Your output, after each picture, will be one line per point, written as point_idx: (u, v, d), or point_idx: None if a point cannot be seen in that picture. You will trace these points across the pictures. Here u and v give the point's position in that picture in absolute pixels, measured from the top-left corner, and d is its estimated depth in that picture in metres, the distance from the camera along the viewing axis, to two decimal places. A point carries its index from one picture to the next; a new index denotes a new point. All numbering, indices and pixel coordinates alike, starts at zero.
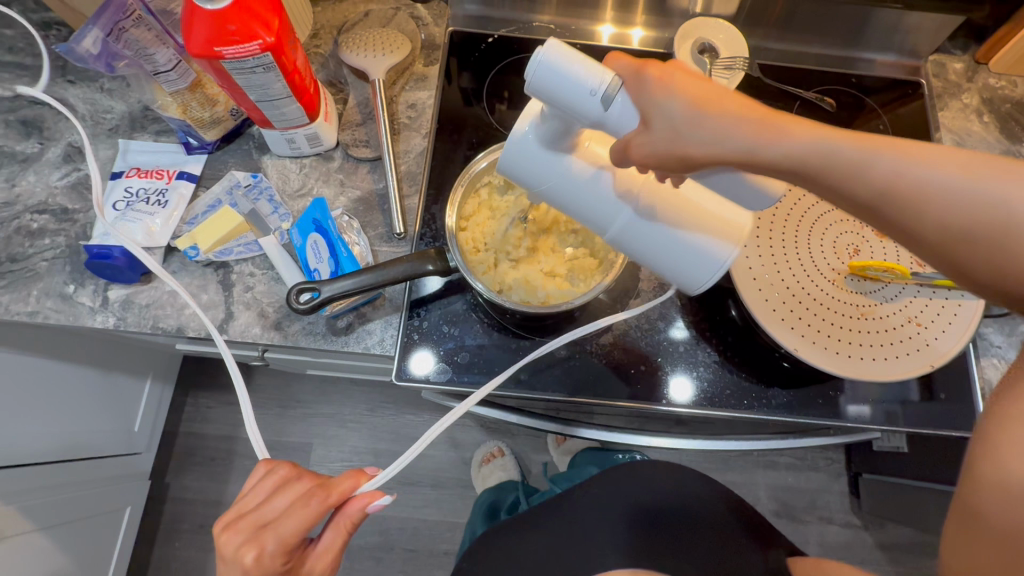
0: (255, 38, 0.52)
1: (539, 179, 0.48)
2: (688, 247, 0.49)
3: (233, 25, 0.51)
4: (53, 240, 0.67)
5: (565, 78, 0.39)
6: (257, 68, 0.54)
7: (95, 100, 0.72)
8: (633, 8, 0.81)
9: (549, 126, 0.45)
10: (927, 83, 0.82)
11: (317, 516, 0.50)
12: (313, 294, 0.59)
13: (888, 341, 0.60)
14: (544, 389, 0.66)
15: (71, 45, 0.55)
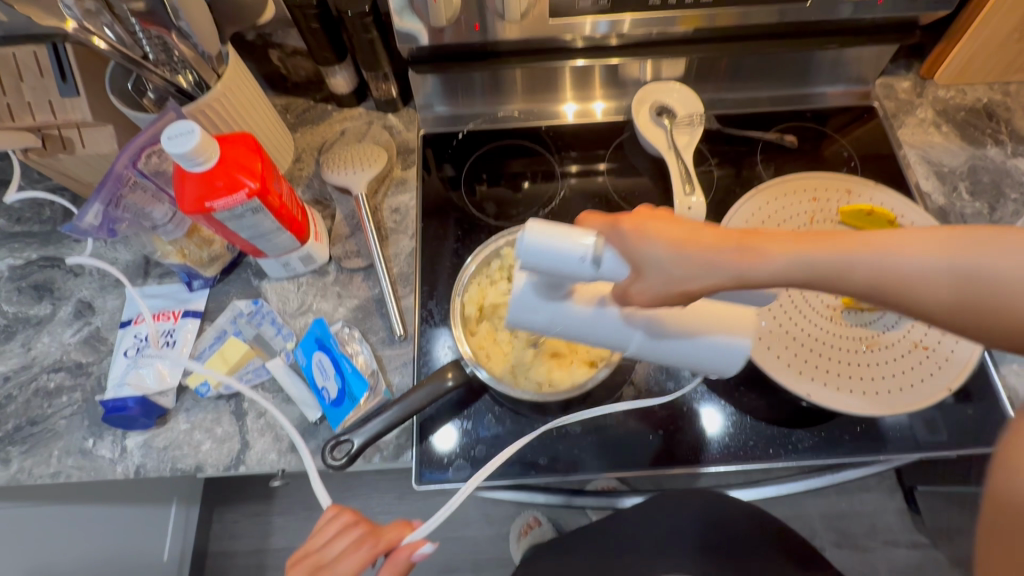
0: (241, 188, 0.56)
1: (549, 324, 0.50)
2: (708, 348, 0.50)
3: (220, 181, 0.55)
4: (70, 396, 0.69)
5: (553, 255, 0.41)
6: (246, 213, 0.58)
7: (101, 255, 0.77)
8: (591, 83, 0.85)
9: (547, 284, 0.47)
10: (880, 105, 0.85)
11: (363, 562, 0.52)
12: (349, 444, 0.59)
13: (899, 371, 0.60)
14: (569, 470, 0.64)
15: (75, 223, 0.58)
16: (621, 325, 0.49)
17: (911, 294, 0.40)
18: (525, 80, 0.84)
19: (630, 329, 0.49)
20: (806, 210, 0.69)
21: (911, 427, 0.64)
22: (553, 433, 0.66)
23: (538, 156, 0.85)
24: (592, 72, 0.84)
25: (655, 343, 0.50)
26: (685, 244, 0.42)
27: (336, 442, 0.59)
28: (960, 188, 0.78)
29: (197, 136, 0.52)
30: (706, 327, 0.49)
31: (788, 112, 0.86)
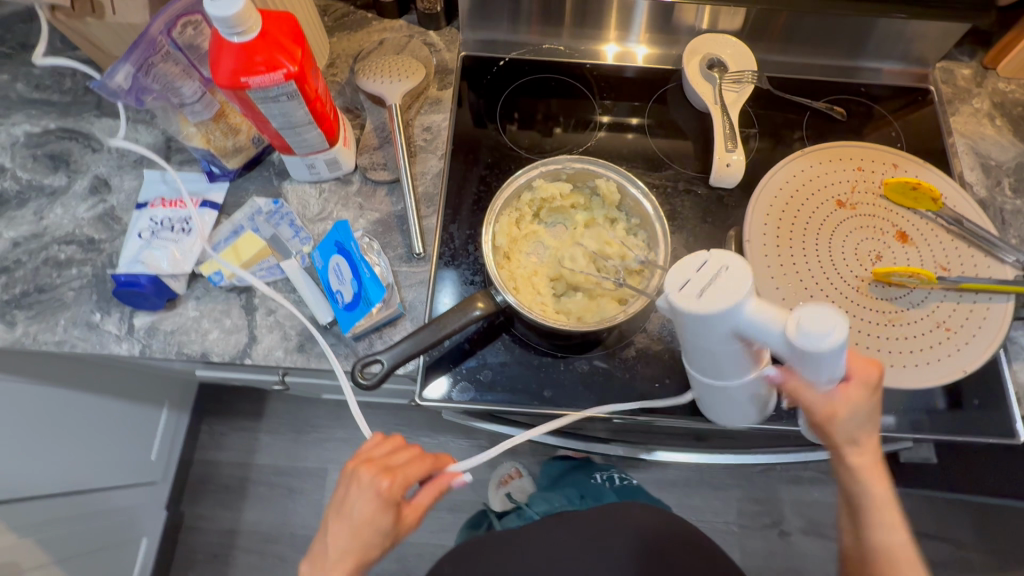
0: (280, 69, 0.53)
1: (713, 336, 0.44)
2: (738, 408, 0.56)
3: (258, 56, 0.53)
4: (80, 270, 0.68)
5: (819, 357, 0.41)
6: (281, 96, 0.56)
7: (121, 133, 0.74)
8: (634, 25, 0.82)
9: (751, 331, 0.43)
10: (936, 90, 0.82)
11: (427, 472, 0.54)
12: (378, 365, 0.57)
13: (917, 348, 0.59)
14: (570, 405, 0.64)
15: (105, 80, 0.57)
16: (738, 376, 0.50)
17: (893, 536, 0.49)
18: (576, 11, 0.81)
19: (736, 380, 0.51)
20: (849, 178, 0.66)
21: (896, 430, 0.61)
22: (561, 367, 0.66)
23: (578, 96, 0.82)
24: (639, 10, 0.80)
25: (719, 394, 0.54)
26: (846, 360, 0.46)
27: (365, 361, 0.57)
28: (1004, 184, 0.76)
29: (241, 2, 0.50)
30: (759, 400, 0.55)
31: (841, 84, 0.83)
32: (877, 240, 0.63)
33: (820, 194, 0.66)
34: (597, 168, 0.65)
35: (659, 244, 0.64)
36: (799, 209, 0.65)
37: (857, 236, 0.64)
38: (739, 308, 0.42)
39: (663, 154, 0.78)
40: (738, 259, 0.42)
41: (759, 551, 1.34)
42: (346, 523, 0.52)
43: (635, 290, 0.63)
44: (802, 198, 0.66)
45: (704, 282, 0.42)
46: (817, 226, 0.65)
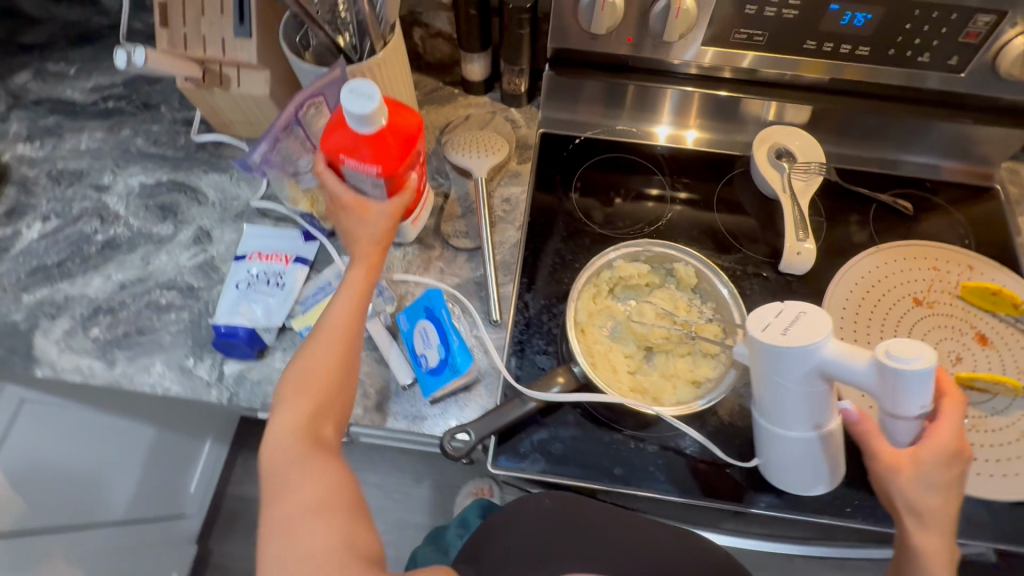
0: (368, 162, 0.57)
1: (790, 372, 0.50)
2: (810, 468, 0.59)
3: (358, 141, 0.57)
4: (178, 315, 0.72)
5: (908, 383, 0.46)
6: (371, 187, 0.60)
7: (225, 188, 0.81)
8: (688, 112, 0.87)
9: (838, 368, 0.48)
10: (1002, 190, 0.84)
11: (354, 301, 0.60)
12: (467, 437, 0.61)
13: (1002, 457, 0.59)
14: (641, 486, 0.64)
15: (244, 158, 0.65)
16: (812, 420, 0.55)
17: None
18: (639, 98, 0.86)
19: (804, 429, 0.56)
20: (925, 277, 0.68)
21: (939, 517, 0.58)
22: (632, 446, 0.66)
23: (650, 175, 0.86)
24: (692, 100, 0.85)
25: (791, 447, 0.58)
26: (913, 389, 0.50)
27: (455, 436, 0.60)
28: None
29: (375, 103, 0.55)
30: (827, 460, 0.59)
31: (907, 178, 0.85)
32: (957, 341, 0.64)
33: (896, 291, 0.67)
34: (677, 254, 0.69)
35: (736, 330, 0.66)
36: (876, 304, 0.67)
37: (935, 336, 0.65)
38: (822, 346, 0.48)
39: (734, 238, 0.80)
40: (814, 308, 0.50)
41: None
42: (331, 332, 0.57)
43: (710, 373, 0.66)
44: (877, 293, 0.67)
45: (785, 324, 0.50)
46: (894, 321, 0.66)
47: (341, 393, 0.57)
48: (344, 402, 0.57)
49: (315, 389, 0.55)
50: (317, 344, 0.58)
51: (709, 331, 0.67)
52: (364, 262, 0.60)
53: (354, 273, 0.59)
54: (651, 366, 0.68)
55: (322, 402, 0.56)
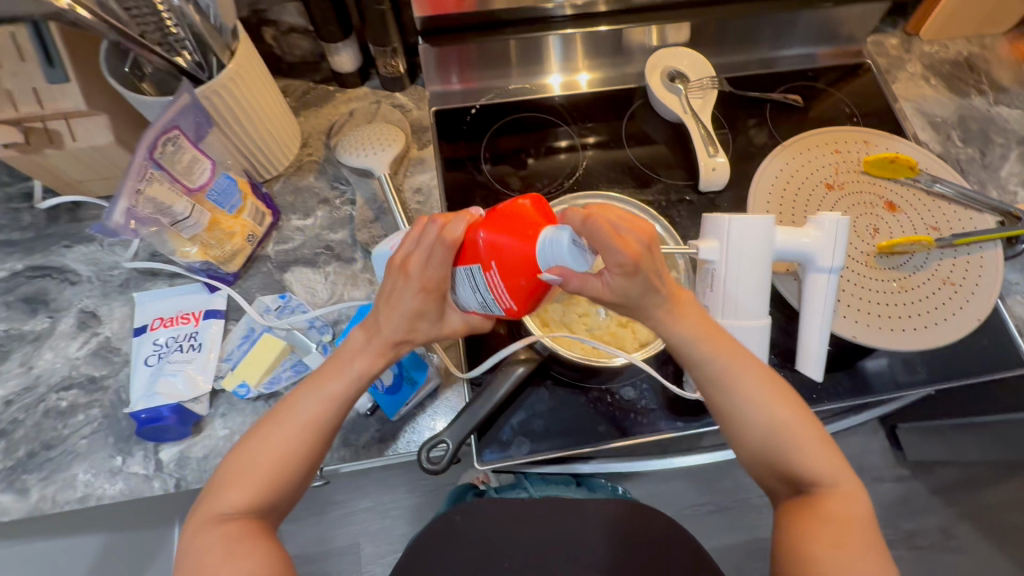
0: (505, 289, 0.47)
1: (751, 247, 0.58)
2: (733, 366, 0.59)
3: (506, 258, 0.46)
4: (87, 414, 0.63)
5: (838, 240, 0.59)
6: (482, 298, 0.50)
7: (98, 259, 0.70)
8: (574, 56, 0.85)
9: (777, 250, 0.59)
10: (873, 62, 0.89)
11: (359, 361, 0.53)
12: (444, 448, 0.56)
13: (932, 307, 0.63)
14: (628, 434, 0.64)
15: (105, 223, 0.53)
16: (746, 307, 0.58)
17: (809, 537, 0.49)
18: (523, 52, 0.82)
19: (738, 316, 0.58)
20: (830, 162, 0.71)
21: (888, 371, 0.63)
22: (609, 399, 0.66)
23: (554, 128, 0.83)
24: (575, 42, 0.82)
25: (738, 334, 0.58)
26: (720, 345, 0.54)
27: (433, 445, 0.55)
28: (953, 136, 0.83)
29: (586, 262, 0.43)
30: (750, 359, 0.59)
31: (791, 72, 0.88)
32: (871, 214, 0.68)
33: (809, 182, 0.70)
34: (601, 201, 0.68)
35: (674, 259, 0.65)
36: (795, 198, 0.69)
37: (853, 214, 0.68)
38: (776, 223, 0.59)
39: (652, 170, 0.80)
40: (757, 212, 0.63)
41: None
42: (290, 416, 0.52)
43: None
44: (794, 187, 0.70)
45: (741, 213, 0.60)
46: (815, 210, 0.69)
47: (287, 484, 0.51)
48: (286, 499, 0.52)
49: (258, 475, 0.50)
50: (271, 423, 0.52)
51: None
52: (371, 349, 0.53)
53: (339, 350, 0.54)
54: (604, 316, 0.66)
55: (268, 495, 0.50)
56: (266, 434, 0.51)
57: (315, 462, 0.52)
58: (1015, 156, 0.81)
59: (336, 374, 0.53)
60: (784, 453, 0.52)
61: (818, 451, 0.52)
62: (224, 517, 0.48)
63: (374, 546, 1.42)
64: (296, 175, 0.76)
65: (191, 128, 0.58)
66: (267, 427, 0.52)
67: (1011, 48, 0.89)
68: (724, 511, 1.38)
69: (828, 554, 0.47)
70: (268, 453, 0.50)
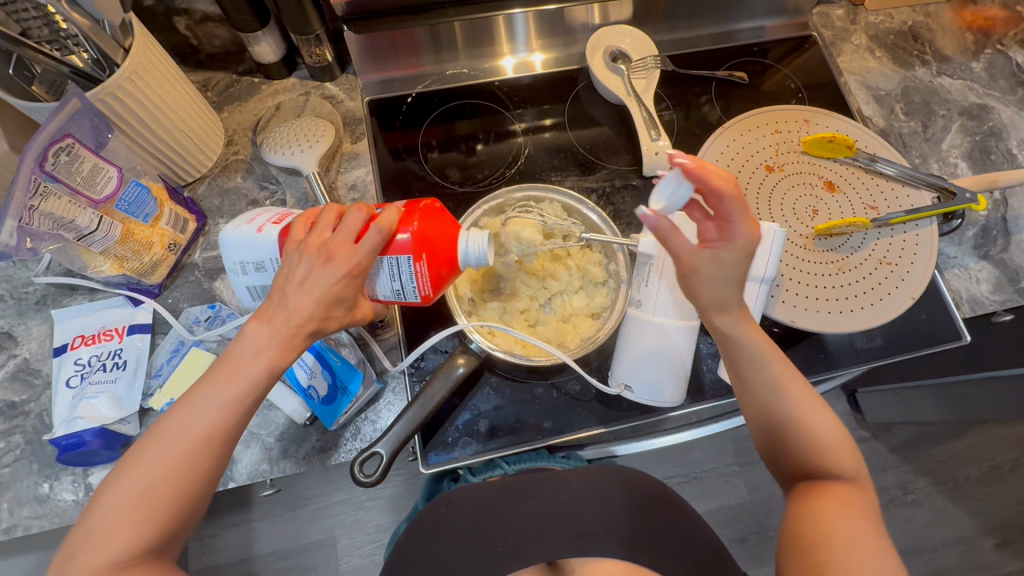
0: (426, 278, 0.52)
1: None
2: (656, 363, 0.58)
3: (437, 251, 0.51)
4: (8, 441, 0.60)
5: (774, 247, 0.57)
6: (397, 284, 0.52)
7: (10, 276, 0.66)
8: (527, 35, 0.81)
9: None
10: (819, 34, 0.87)
11: (257, 345, 0.46)
12: (378, 456, 0.55)
13: (867, 288, 0.64)
14: (574, 428, 0.64)
15: None
16: (674, 306, 0.57)
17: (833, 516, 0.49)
18: (468, 35, 0.79)
19: (666, 314, 0.57)
20: (771, 142, 0.70)
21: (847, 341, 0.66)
22: (554, 395, 0.65)
23: (494, 114, 0.80)
24: (524, 22, 0.79)
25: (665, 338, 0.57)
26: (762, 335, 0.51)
27: (365, 456, 0.54)
28: (896, 109, 0.82)
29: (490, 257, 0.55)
30: (676, 357, 0.57)
31: (737, 47, 0.86)
32: (810, 194, 0.67)
33: (750, 164, 0.69)
34: (541, 193, 0.66)
35: (615, 252, 0.64)
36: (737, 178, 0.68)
37: (792, 195, 0.67)
38: None
39: (595, 155, 0.78)
40: None
41: (762, 482, 1.41)
42: (182, 426, 0.45)
43: (603, 299, 0.65)
44: (736, 167, 0.68)
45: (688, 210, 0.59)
46: (756, 192, 0.67)
47: (191, 510, 0.45)
48: (192, 522, 0.46)
49: (157, 503, 0.43)
50: (159, 439, 0.45)
51: (592, 260, 0.66)
52: (277, 340, 0.46)
53: (231, 351, 0.45)
54: (549, 312, 0.65)
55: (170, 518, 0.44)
56: (154, 454, 0.44)
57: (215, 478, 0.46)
58: (957, 127, 0.81)
59: (233, 377, 0.45)
60: (807, 449, 0.52)
61: (845, 450, 0.52)
62: (116, 567, 0.42)
63: (350, 538, 1.42)
64: (222, 176, 0.72)
65: (88, 134, 0.54)
66: (154, 445, 0.44)
67: (956, 15, 0.88)
68: (692, 482, 1.41)
69: (839, 518, 0.48)
70: (158, 477, 0.44)
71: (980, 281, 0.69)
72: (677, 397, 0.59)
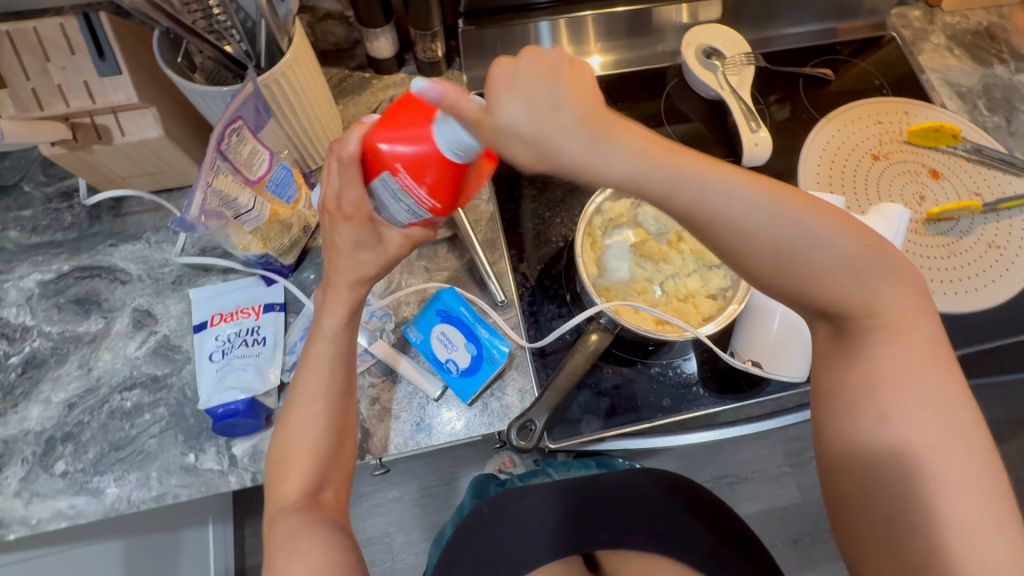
0: (419, 185, 0.43)
1: None
2: (785, 341, 0.60)
3: (405, 150, 0.42)
4: (154, 413, 0.62)
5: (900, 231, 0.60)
6: (404, 204, 0.45)
7: (147, 257, 0.69)
8: (585, 36, 0.85)
9: None
10: (899, 34, 0.90)
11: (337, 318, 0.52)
12: (527, 429, 0.58)
13: (980, 271, 0.66)
14: (694, 406, 0.66)
15: (184, 216, 0.51)
16: None
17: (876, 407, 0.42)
18: (540, 36, 0.83)
19: None
20: (874, 133, 0.73)
21: None
22: (671, 375, 0.67)
23: None
24: (586, 23, 0.83)
25: (795, 318, 0.59)
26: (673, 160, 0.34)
27: (522, 424, 0.57)
28: (979, 105, 0.85)
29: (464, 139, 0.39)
30: (804, 334, 0.60)
31: (818, 47, 0.89)
32: (917, 182, 0.70)
33: (855, 153, 0.72)
34: None
35: None
36: (846, 165, 0.71)
37: (900, 182, 0.70)
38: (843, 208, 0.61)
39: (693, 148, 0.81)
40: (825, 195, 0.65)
41: (815, 483, 1.41)
42: (305, 390, 0.52)
43: (721, 279, 0.66)
44: (843, 155, 0.72)
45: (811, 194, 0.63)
46: (864, 178, 0.70)
47: (339, 451, 0.53)
48: (347, 458, 0.54)
49: (296, 458, 0.50)
50: (295, 406, 0.52)
51: None
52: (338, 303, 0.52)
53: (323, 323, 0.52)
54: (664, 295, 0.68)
55: (319, 467, 0.51)
56: (298, 422, 0.51)
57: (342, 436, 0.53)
58: None
59: (332, 340, 0.52)
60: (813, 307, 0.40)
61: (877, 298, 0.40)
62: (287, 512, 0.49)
63: (404, 535, 1.42)
64: None
65: (251, 116, 0.57)
66: (294, 408, 0.52)
67: None
68: (745, 482, 1.41)
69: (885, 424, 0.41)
70: (300, 442, 0.50)
71: None
72: (799, 374, 0.61)
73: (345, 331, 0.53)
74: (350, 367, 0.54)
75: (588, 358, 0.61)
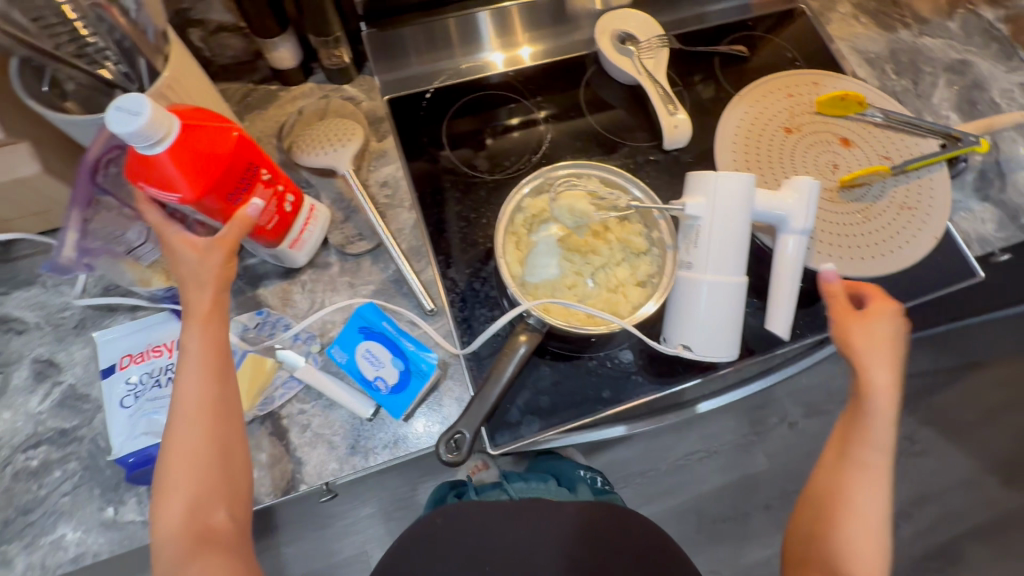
0: (164, 183, 0.48)
1: (734, 206, 0.59)
2: (713, 322, 0.60)
3: (141, 164, 0.47)
4: (64, 469, 0.58)
5: (812, 202, 0.60)
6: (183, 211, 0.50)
7: (44, 303, 0.64)
8: (512, 28, 0.84)
9: (756, 211, 0.60)
10: (807, 6, 0.91)
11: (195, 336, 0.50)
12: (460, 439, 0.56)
13: (894, 233, 0.67)
14: (633, 395, 0.65)
15: (55, 259, 0.51)
16: (727, 263, 0.59)
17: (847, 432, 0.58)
18: (456, 33, 0.82)
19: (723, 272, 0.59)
20: (786, 106, 0.74)
21: None
22: (608, 366, 0.66)
23: (514, 105, 0.81)
24: (512, 14, 0.83)
25: (718, 299, 0.59)
26: None
27: (452, 436, 0.56)
28: (887, 70, 0.87)
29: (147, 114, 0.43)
30: (731, 314, 0.60)
31: (731, 25, 0.89)
32: (829, 151, 0.71)
33: (769, 128, 0.73)
34: (582, 168, 0.68)
35: (656, 220, 0.66)
36: (761, 140, 0.72)
37: (813, 153, 0.71)
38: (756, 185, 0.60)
39: (616, 135, 0.80)
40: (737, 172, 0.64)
41: (779, 448, 1.44)
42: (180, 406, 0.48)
43: (648, 266, 0.66)
44: (758, 131, 0.72)
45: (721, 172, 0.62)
46: (779, 151, 0.72)
47: (223, 465, 0.49)
48: (240, 472, 0.50)
49: (168, 480, 0.47)
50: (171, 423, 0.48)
51: (633, 232, 0.67)
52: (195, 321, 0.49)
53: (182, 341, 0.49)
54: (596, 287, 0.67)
55: (200, 485, 0.47)
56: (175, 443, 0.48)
57: (227, 445, 0.49)
58: (944, 82, 0.86)
59: (204, 353, 0.49)
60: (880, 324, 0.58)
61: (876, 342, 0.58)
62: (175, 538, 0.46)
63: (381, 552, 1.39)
64: None
65: None
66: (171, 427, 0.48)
67: None
68: (713, 456, 1.43)
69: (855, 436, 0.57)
70: (176, 458, 0.47)
71: (987, 222, 0.73)
72: (731, 354, 0.61)
73: (208, 338, 0.49)
74: (224, 374, 0.50)
75: (518, 360, 0.59)
